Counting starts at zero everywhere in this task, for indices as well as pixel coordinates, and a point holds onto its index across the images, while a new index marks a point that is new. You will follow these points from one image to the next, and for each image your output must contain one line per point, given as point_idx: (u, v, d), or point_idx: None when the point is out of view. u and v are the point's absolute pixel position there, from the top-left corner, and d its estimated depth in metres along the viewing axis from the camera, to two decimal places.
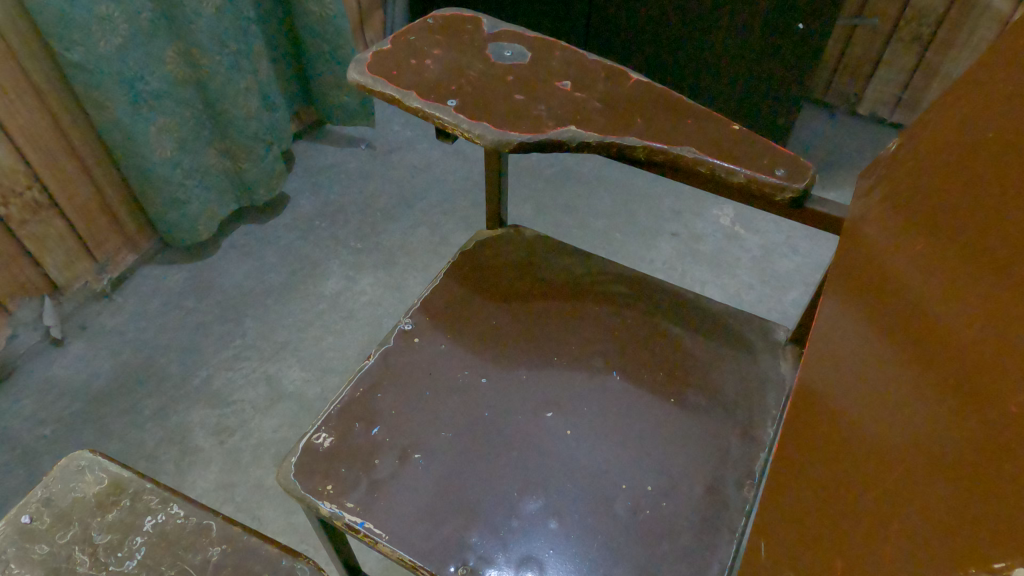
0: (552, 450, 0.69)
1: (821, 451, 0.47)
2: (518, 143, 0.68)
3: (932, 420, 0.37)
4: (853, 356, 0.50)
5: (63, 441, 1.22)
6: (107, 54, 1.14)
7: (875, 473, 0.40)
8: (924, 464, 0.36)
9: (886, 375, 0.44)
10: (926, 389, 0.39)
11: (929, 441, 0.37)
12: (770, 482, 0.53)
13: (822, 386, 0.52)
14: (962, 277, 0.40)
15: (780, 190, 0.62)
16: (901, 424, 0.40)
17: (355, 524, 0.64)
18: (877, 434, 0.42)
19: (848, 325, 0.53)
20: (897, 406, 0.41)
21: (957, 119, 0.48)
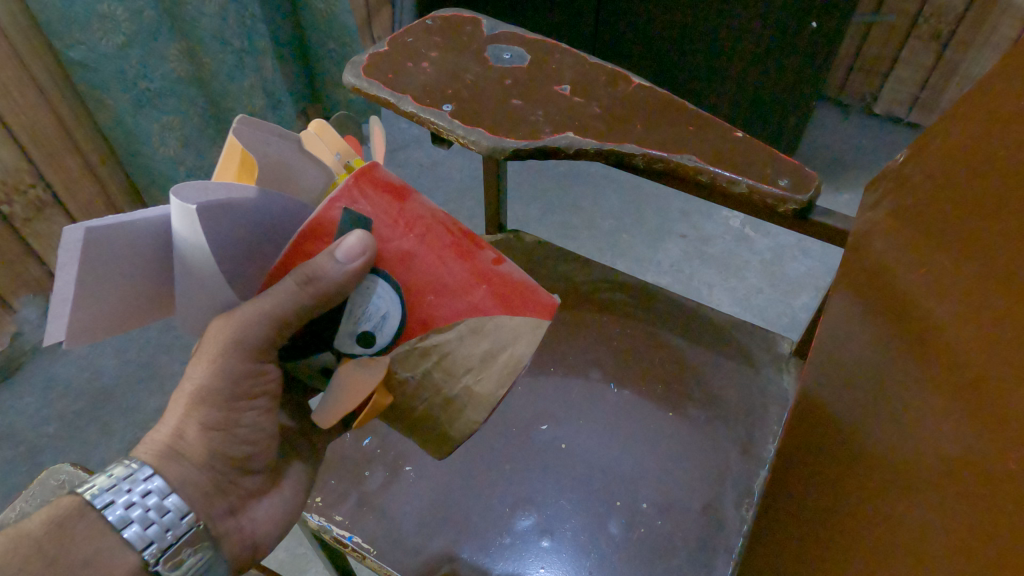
0: (545, 465, 0.68)
1: (853, 479, 0.45)
2: (514, 150, 0.66)
3: (949, 447, 0.35)
4: (867, 373, 0.48)
5: (65, 439, 1.22)
6: (108, 53, 1.14)
7: (902, 502, 0.38)
8: (948, 495, 0.34)
9: (904, 395, 0.42)
10: (934, 410, 0.38)
11: (935, 472, 0.36)
12: (803, 514, 0.52)
13: (846, 410, 0.50)
14: (960, 295, 0.39)
15: (783, 201, 0.60)
16: (920, 449, 0.38)
17: (343, 538, 0.63)
18: (895, 452, 0.41)
19: (861, 341, 0.52)
20: (910, 423, 0.40)
21: (962, 126, 0.46)
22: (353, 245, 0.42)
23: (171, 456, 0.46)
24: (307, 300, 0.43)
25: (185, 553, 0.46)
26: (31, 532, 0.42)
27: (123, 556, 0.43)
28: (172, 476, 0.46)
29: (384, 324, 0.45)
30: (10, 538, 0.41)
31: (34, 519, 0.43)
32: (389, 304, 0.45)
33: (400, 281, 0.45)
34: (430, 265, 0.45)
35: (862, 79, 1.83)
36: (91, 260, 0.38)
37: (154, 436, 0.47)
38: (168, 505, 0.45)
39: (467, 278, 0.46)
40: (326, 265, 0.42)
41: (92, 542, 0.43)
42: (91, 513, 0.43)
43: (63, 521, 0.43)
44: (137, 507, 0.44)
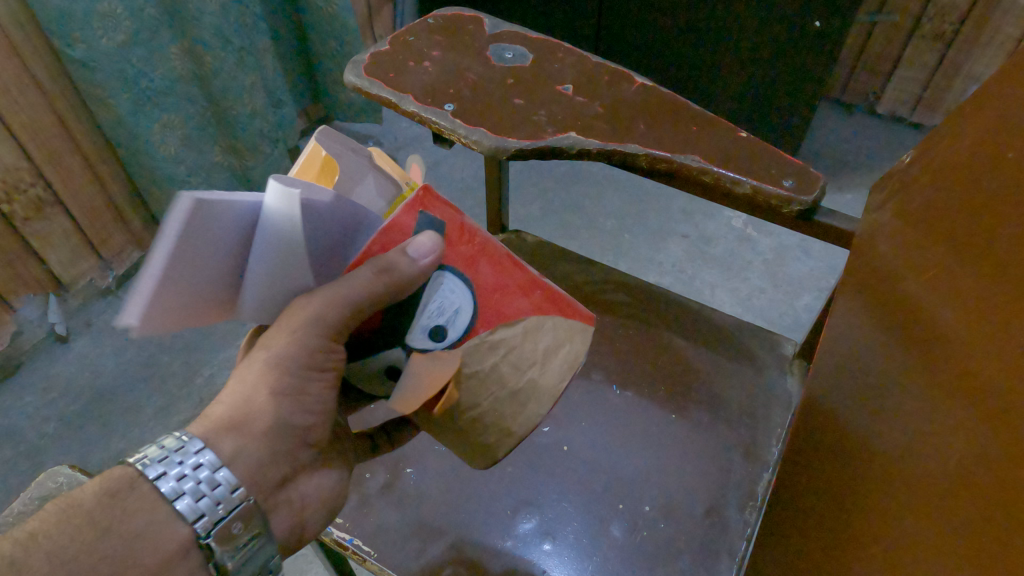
0: (547, 467, 0.67)
1: (866, 485, 0.45)
2: (516, 150, 0.66)
3: (966, 457, 0.35)
4: (874, 379, 0.48)
5: (66, 439, 1.22)
6: (108, 51, 1.13)
7: (921, 510, 0.38)
8: (968, 505, 0.34)
9: (915, 402, 0.42)
10: (945, 418, 0.38)
11: (949, 480, 0.36)
12: (816, 520, 0.51)
13: (854, 415, 0.50)
14: (966, 302, 0.39)
15: (788, 202, 0.60)
16: (936, 458, 0.38)
17: (343, 541, 0.63)
18: (907, 460, 0.41)
19: (867, 345, 0.51)
20: (922, 431, 0.40)
21: (964, 127, 0.45)
22: (423, 244, 0.45)
23: (233, 425, 0.44)
24: (380, 290, 0.44)
25: (237, 529, 0.43)
26: (84, 502, 0.40)
27: (175, 529, 0.41)
28: (227, 449, 0.43)
29: (456, 318, 0.47)
30: (64, 508, 0.39)
31: (87, 486, 0.41)
32: (462, 300, 0.47)
33: (472, 278, 0.47)
34: (495, 267, 0.48)
35: (865, 78, 1.82)
36: (187, 237, 0.37)
37: (215, 406, 0.45)
38: (221, 478, 0.42)
39: (526, 282, 0.49)
40: (400, 257, 0.44)
41: (144, 514, 0.40)
42: (145, 484, 0.41)
43: (115, 493, 0.40)
44: (190, 480, 0.41)
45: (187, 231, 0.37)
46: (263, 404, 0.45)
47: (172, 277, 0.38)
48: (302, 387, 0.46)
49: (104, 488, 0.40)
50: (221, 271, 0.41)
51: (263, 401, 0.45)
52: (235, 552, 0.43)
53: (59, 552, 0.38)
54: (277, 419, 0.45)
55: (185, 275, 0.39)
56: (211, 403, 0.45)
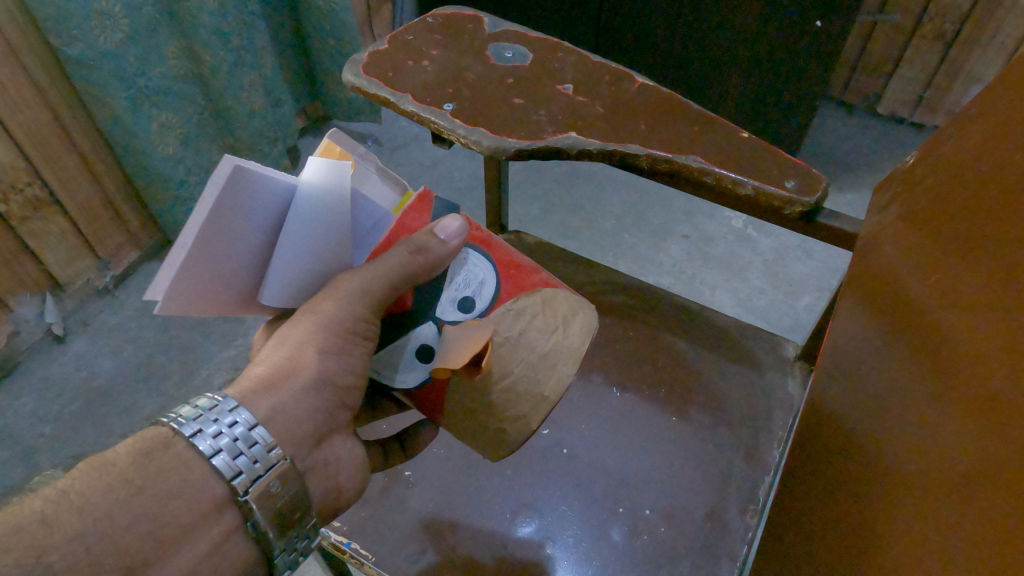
0: (546, 471, 0.67)
1: (866, 489, 0.45)
2: (515, 150, 0.65)
3: (967, 464, 0.35)
4: (877, 382, 0.48)
5: (63, 440, 1.21)
6: (106, 50, 1.13)
7: (918, 514, 0.38)
8: (964, 511, 0.34)
9: (917, 407, 0.42)
10: (951, 422, 0.37)
11: (953, 485, 0.36)
12: (818, 525, 0.51)
13: (856, 419, 0.49)
14: (974, 304, 0.39)
15: (790, 203, 0.59)
16: (935, 463, 0.38)
17: (341, 544, 0.62)
18: (910, 463, 0.40)
19: (871, 348, 0.51)
20: (925, 435, 0.40)
21: (972, 130, 0.45)
22: (451, 225, 0.47)
23: (276, 384, 0.44)
24: (413, 270, 0.45)
25: (276, 488, 0.41)
26: (117, 461, 0.39)
27: (210, 488, 0.40)
28: (264, 409, 0.43)
29: (482, 290, 0.48)
30: (96, 467, 0.38)
31: (120, 446, 0.40)
32: (486, 273, 0.49)
33: (491, 255, 0.49)
34: (507, 249, 0.50)
35: (866, 78, 1.81)
36: (223, 208, 0.37)
37: (259, 364, 0.45)
38: (256, 435, 0.41)
39: (535, 265, 0.51)
40: (430, 238, 0.46)
41: (178, 474, 0.39)
42: (180, 442, 0.40)
43: (148, 452, 0.39)
44: (225, 436, 0.40)
45: (225, 201, 0.37)
46: (307, 363, 0.45)
47: (203, 250, 0.37)
48: (346, 351, 0.45)
49: (138, 447, 0.39)
50: (249, 244, 0.40)
51: (308, 360, 0.45)
52: (273, 516, 0.42)
53: (92, 510, 0.37)
54: (320, 377, 0.45)
55: (214, 250, 0.38)
56: (253, 363, 0.45)
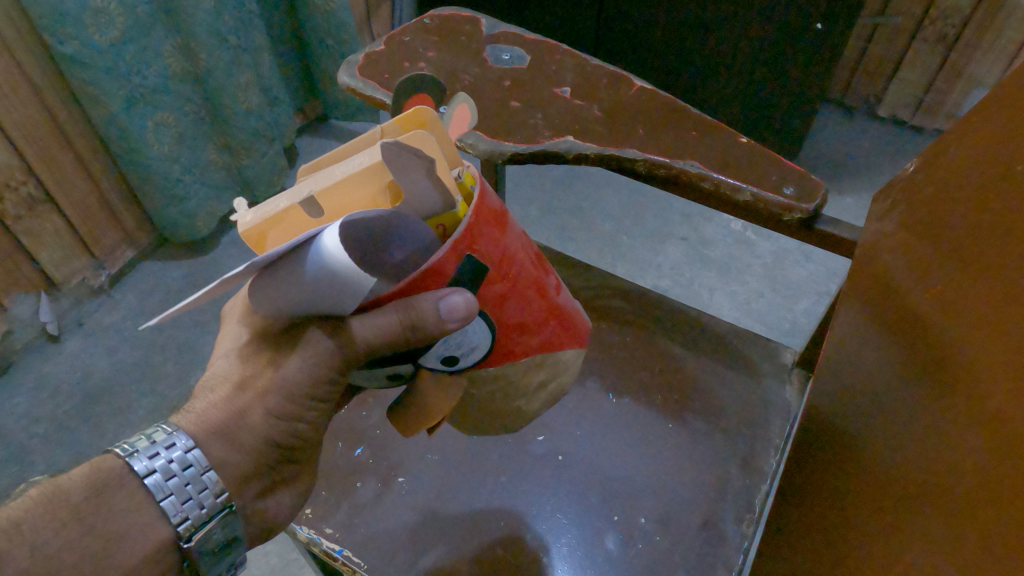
0: (540, 478, 0.66)
1: (862, 498, 0.44)
2: (512, 154, 0.65)
3: (963, 477, 0.34)
4: (878, 391, 0.47)
5: (56, 440, 1.20)
6: (102, 47, 1.12)
7: (913, 526, 0.38)
8: (958, 526, 0.34)
9: (918, 415, 0.41)
10: (952, 432, 0.37)
11: (953, 498, 0.35)
12: (815, 535, 0.50)
13: (856, 428, 0.49)
14: (975, 312, 0.38)
15: (789, 210, 0.58)
16: (933, 474, 0.37)
17: (332, 551, 0.62)
18: (910, 473, 0.39)
19: (871, 357, 0.50)
20: (926, 445, 0.39)
21: (977, 134, 0.44)
22: (458, 305, 0.41)
23: (220, 433, 0.44)
24: (400, 338, 0.40)
25: (216, 534, 0.43)
26: (70, 494, 0.40)
27: (156, 528, 0.41)
28: (215, 451, 0.43)
29: (468, 352, 0.46)
30: (50, 497, 0.40)
31: (74, 476, 0.41)
32: (483, 338, 0.46)
33: (497, 320, 0.46)
34: (520, 306, 0.47)
35: (866, 81, 1.81)
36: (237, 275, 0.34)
37: (211, 405, 0.44)
38: (206, 480, 0.42)
39: (541, 316, 0.49)
40: (428, 312, 0.40)
41: (128, 515, 0.41)
42: (131, 481, 0.42)
43: (103, 489, 0.41)
44: (177, 477, 0.42)
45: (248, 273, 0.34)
46: (254, 421, 0.44)
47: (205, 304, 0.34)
48: (295, 416, 0.44)
49: (90, 482, 0.41)
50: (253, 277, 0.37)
51: (254, 419, 0.44)
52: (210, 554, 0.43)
53: (44, 544, 0.38)
54: (262, 440, 0.44)
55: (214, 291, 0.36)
56: (205, 396, 0.45)
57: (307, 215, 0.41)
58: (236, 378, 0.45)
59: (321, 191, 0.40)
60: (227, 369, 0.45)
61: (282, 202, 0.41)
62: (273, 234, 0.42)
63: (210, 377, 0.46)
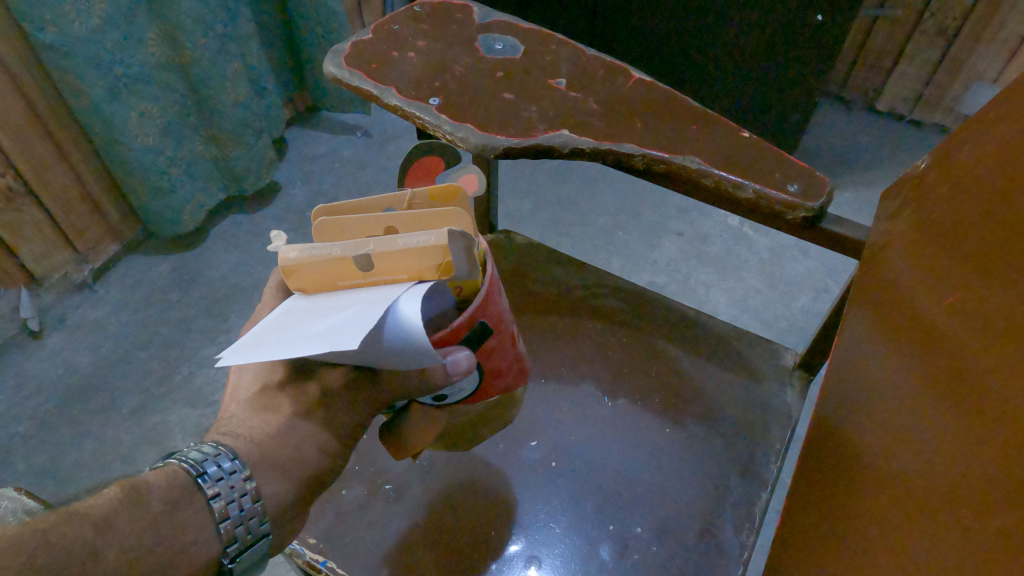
0: (532, 485, 0.64)
1: (850, 499, 0.43)
2: (504, 148, 0.62)
3: (963, 474, 0.33)
4: (873, 389, 0.46)
5: (36, 439, 1.17)
6: (82, 35, 1.09)
7: (903, 525, 0.36)
8: (956, 527, 0.32)
9: (915, 415, 0.39)
10: (953, 434, 0.35)
11: (951, 502, 0.33)
12: (801, 540, 0.48)
13: (848, 428, 0.47)
14: (988, 312, 0.36)
15: (792, 208, 0.56)
16: (930, 473, 0.36)
17: (316, 563, 0.59)
18: (903, 474, 0.38)
19: (869, 357, 0.48)
20: (923, 445, 0.37)
21: (998, 132, 0.42)
22: (460, 360, 0.43)
23: (278, 465, 0.43)
24: (414, 387, 0.44)
25: (252, 555, 0.42)
26: (150, 501, 0.39)
27: (209, 548, 0.40)
28: (268, 481, 0.43)
29: (456, 393, 0.49)
30: (129, 497, 0.39)
31: (152, 481, 0.40)
32: (469, 383, 0.49)
33: (482, 365, 0.50)
34: (499, 355, 0.51)
35: (865, 74, 1.79)
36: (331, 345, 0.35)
37: (262, 433, 0.44)
38: (258, 509, 0.42)
39: (511, 360, 0.54)
40: (435, 368, 0.43)
41: (193, 529, 0.40)
42: (200, 499, 0.40)
43: (175, 500, 0.40)
44: (238, 502, 0.41)
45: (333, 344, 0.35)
46: (308, 455, 0.45)
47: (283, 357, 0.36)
48: (335, 455, 0.47)
49: (168, 493, 0.40)
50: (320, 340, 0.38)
51: (308, 453, 0.45)
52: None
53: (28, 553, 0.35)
54: (312, 475, 0.45)
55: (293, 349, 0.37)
56: (250, 426, 0.44)
57: (355, 266, 0.43)
58: (289, 412, 0.45)
59: (377, 255, 0.41)
60: (273, 404, 0.45)
61: (335, 250, 0.42)
62: (309, 271, 0.44)
63: (253, 404, 0.45)
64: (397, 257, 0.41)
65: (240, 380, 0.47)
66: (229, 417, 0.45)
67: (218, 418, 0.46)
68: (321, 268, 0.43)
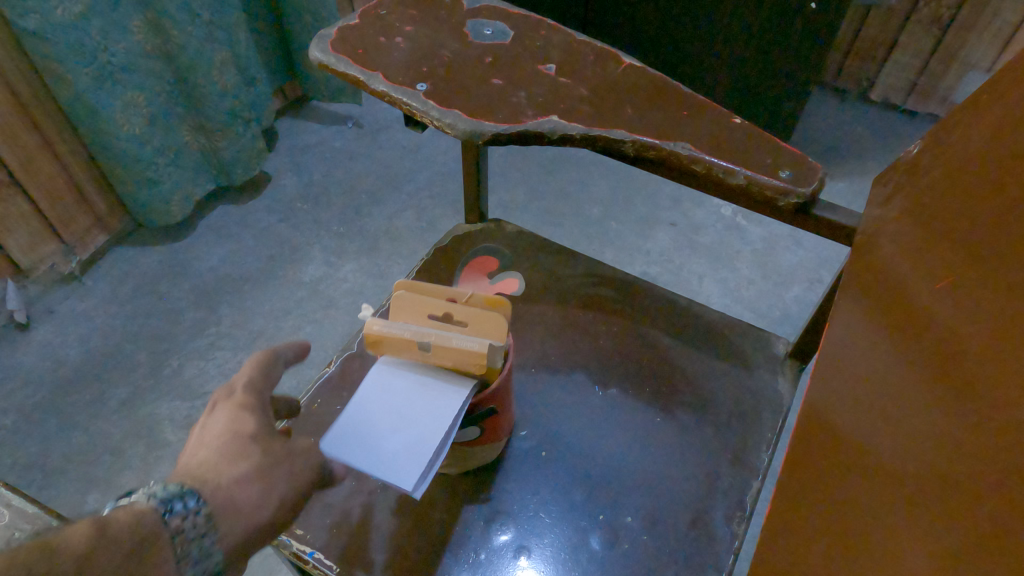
0: (522, 475, 0.63)
1: (828, 476, 0.43)
2: (493, 134, 0.61)
3: (949, 453, 0.33)
4: (856, 369, 0.46)
5: (24, 432, 1.16)
6: (65, 22, 1.07)
7: (897, 519, 0.35)
8: (943, 515, 0.32)
9: (910, 406, 0.38)
10: (941, 414, 0.35)
11: (936, 480, 0.34)
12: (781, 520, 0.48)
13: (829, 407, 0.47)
14: (979, 293, 0.36)
15: (784, 194, 0.55)
16: (925, 467, 0.35)
17: (303, 554, 0.59)
18: (887, 453, 0.38)
19: (853, 338, 0.48)
20: (909, 424, 0.37)
21: (991, 115, 0.41)
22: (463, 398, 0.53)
23: (245, 513, 0.41)
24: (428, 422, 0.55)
25: None
26: (123, 536, 0.35)
27: None
28: (229, 530, 0.40)
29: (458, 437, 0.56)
30: (102, 531, 0.35)
31: (120, 515, 0.36)
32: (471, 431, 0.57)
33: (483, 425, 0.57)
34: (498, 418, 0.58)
35: (859, 64, 1.78)
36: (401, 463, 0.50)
37: (230, 478, 0.41)
38: (215, 559, 0.39)
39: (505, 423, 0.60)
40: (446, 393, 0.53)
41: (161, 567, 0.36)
42: (167, 538, 0.37)
43: (149, 535, 0.36)
44: (196, 552, 0.38)
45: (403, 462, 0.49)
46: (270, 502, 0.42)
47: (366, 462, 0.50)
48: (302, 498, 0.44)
49: (142, 527, 0.36)
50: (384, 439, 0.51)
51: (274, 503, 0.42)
52: None
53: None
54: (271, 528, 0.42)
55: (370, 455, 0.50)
56: (220, 469, 0.42)
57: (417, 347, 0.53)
58: (257, 460, 0.43)
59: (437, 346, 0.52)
60: (244, 451, 0.43)
61: (407, 330, 0.53)
62: (382, 340, 0.54)
63: (221, 447, 0.43)
64: (449, 351, 0.52)
65: (209, 427, 0.45)
66: (193, 461, 0.43)
67: (180, 462, 0.43)
68: (393, 341, 0.54)
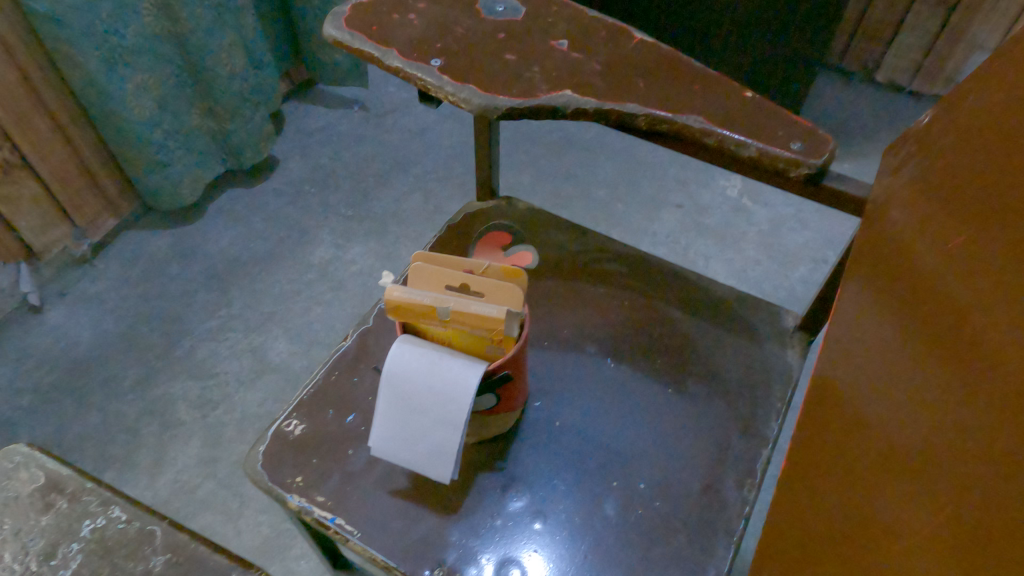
0: (537, 444, 0.64)
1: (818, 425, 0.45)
2: (507, 109, 0.62)
3: (950, 403, 0.35)
4: (853, 329, 0.48)
5: (40, 412, 1.18)
6: (75, 4, 1.07)
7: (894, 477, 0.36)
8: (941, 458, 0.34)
9: (913, 377, 0.39)
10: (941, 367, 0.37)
11: (935, 428, 0.35)
12: None
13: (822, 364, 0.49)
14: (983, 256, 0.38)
15: (795, 165, 0.56)
16: (928, 437, 0.36)
17: (325, 520, 0.60)
18: (883, 403, 0.40)
19: (851, 302, 0.50)
20: (909, 377, 0.39)
21: (1004, 82, 0.42)
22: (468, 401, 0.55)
23: None
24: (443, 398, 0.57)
25: None
26: None
27: None
28: None
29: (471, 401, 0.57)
30: None
31: None
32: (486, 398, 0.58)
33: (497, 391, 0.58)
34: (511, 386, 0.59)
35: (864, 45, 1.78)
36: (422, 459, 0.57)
37: None
38: None
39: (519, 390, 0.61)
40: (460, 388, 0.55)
41: None
42: None
43: None
44: None
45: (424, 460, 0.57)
46: None
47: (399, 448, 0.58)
48: None
49: None
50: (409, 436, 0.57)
51: None
52: None
53: None
54: None
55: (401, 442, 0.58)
56: None
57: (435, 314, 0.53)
58: None
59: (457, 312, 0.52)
60: None
61: (427, 298, 0.53)
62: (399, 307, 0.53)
63: None
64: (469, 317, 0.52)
65: None
66: None
67: None
68: (411, 308, 0.53)
